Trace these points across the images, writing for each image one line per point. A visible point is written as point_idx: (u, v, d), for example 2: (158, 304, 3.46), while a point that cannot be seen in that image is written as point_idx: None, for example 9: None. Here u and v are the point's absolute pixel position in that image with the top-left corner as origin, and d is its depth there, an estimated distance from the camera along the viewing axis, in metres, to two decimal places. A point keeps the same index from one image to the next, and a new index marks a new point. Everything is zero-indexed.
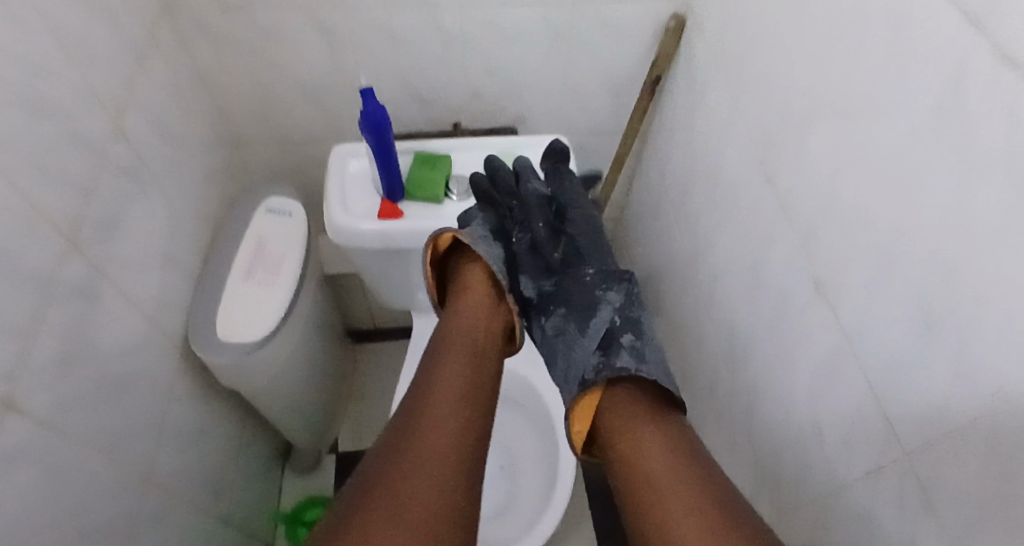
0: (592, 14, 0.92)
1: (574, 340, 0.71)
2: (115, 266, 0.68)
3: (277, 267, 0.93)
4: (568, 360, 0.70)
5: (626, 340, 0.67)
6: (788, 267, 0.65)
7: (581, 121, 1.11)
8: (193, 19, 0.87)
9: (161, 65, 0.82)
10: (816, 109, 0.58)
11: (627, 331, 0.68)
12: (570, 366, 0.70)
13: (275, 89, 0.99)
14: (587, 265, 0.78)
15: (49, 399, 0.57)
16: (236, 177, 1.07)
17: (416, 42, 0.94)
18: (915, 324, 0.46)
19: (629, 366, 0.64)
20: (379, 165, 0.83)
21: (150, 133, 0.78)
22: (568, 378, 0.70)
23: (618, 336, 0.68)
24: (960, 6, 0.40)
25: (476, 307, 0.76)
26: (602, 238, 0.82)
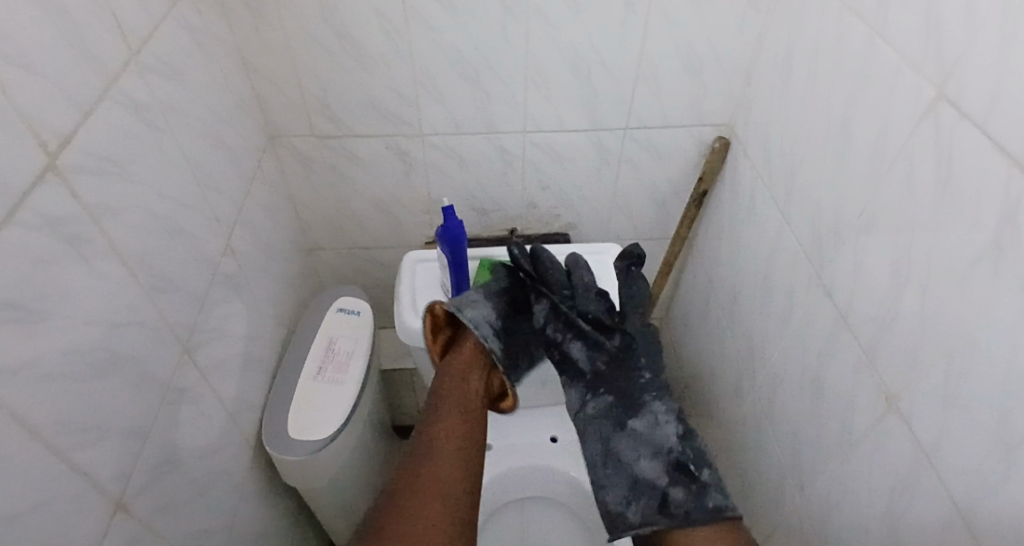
0: (642, 138, 1.02)
1: (629, 442, 0.82)
2: (211, 367, 0.74)
3: (345, 364, 0.97)
4: (627, 463, 0.81)
5: (704, 475, 0.76)
6: (854, 377, 0.66)
7: (629, 229, 1.18)
8: (291, 145, 0.99)
9: (261, 185, 0.93)
10: (870, 231, 0.63)
11: (703, 466, 0.77)
12: (629, 469, 0.81)
13: (352, 203, 1.09)
14: (642, 367, 0.86)
15: (150, 497, 0.60)
16: (308, 279, 1.16)
17: (482, 162, 1.04)
18: (996, 442, 0.47)
19: (719, 505, 0.73)
20: (451, 272, 0.90)
21: (249, 245, 0.87)
22: (635, 485, 0.80)
23: (696, 469, 0.77)
24: (1006, 153, 0.45)
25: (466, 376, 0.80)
26: (651, 339, 0.90)
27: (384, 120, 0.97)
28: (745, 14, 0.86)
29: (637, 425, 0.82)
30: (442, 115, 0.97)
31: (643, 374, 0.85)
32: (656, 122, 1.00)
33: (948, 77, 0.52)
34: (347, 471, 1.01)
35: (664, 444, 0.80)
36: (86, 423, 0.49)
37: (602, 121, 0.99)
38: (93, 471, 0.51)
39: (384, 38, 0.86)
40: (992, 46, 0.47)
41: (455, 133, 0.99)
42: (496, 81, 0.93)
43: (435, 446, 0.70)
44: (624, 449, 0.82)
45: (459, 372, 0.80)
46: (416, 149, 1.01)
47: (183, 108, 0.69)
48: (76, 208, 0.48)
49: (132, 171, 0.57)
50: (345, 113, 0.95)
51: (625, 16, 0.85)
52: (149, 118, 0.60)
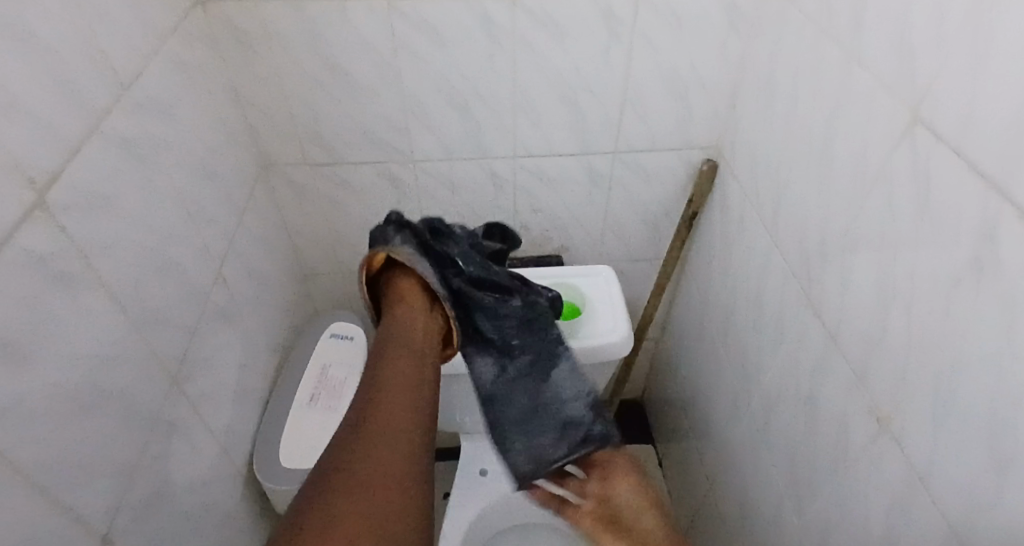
0: (631, 160, 1.03)
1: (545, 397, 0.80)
2: (201, 398, 0.73)
3: (338, 392, 0.96)
4: (540, 413, 0.79)
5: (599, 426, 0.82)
6: (847, 398, 0.66)
7: (621, 251, 1.18)
8: (284, 175, 1.01)
9: (254, 214, 0.94)
10: (855, 252, 0.64)
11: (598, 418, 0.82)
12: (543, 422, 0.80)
13: (345, 230, 1.10)
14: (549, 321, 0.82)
15: (139, 534, 0.59)
16: (302, 306, 1.16)
17: (473, 187, 1.05)
18: (988, 463, 0.46)
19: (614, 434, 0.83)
20: None
21: (241, 274, 0.87)
22: (530, 437, 0.79)
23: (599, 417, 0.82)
24: (982, 175, 0.46)
25: (415, 328, 0.67)
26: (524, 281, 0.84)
27: (376, 147, 0.98)
28: (727, 40, 0.88)
29: (551, 379, 0.81)
30: (432, 141, 0.98)
31: (550, 327, 0.82)
32: (644, 145, 1.01)
33: (921, 101, 0.53)
34: None
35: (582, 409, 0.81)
36: (73, 460, 0.49)
37: (591, 145, 1.00)
38: (81, 508, 0.50)
39: (373, 69, 0.88)
40: (962, 71, 0.48)
41: (446, 159, 1.01)
42: (485, 108, 0.94)
43: (394, 361, 0.60)
44: (546, 399, 0.80)
45: (400, 314, 0.68)
46: (408, 176, 1.02)
47: (174, 141, 0.69)
48: (64, 245, 0.49)
49: (122, 207, 0.58)
50: (337, 141, 0.97)
51: (609, 43, 0.87)
52: (139, 152, 0.61)
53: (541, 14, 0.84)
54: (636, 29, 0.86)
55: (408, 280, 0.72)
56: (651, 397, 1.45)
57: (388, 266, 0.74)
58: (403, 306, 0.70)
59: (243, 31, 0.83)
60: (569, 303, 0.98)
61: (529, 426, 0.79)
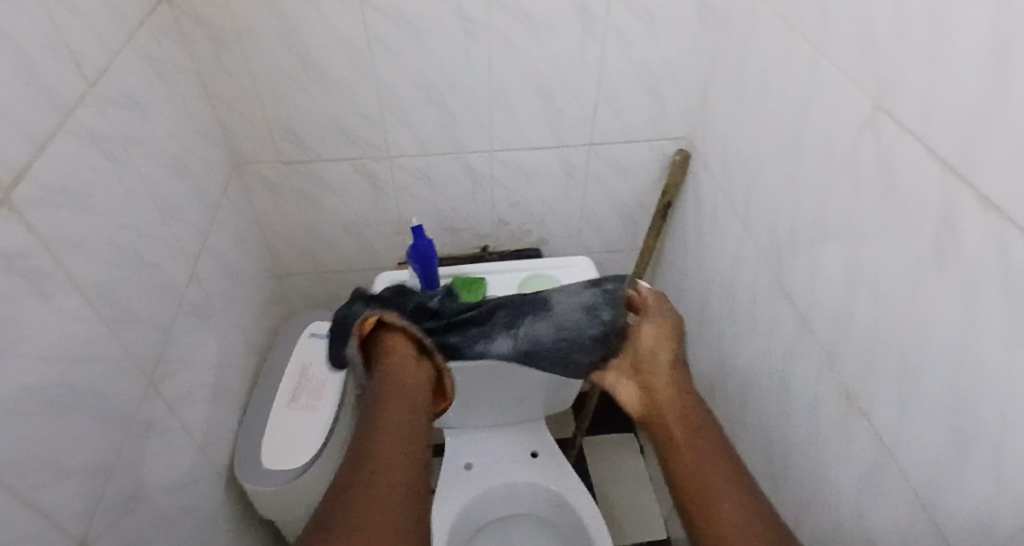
0: (606, 153, 1.05)
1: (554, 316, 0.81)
2: (178, 399, 0.72)
3: (319, 390, 0.95)
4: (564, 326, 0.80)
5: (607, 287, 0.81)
6: (818, 379, 0.68)
7: (598, 243, 1.20)
8: (257, 173, 0.99)
9: (227, 213, 0.92)
10: (823, 237, 0.66)
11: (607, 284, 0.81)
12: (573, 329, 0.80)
13: (321, 228, 1.09)
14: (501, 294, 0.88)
15: (115, 539, 0.58)
16: (279, 305, 1.15)
17: (450, 182, 1.05)
18: (952, 432, 0.49)
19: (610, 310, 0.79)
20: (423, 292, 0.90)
21: (215, 272, 0.86)
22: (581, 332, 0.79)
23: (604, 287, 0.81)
24: (941, 160, 0.48)
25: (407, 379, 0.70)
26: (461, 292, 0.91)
27: (351, 143, 0.97)
28: (697, 33, 0.90)
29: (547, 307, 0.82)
30: (408, 136, 0.98)
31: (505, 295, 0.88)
32: (619, 138, 1.02)
33: (883, 90, 0.55)
34: None
35: (585, 328, 0.79)
36: (45, 464, 0.48)
37: (566, 138, 1.01)
38: (55, 512, 0.49)
39: (347, 64, 0.87)
40: (922, 60, 0.50)
41: (422, 154, 1.00)
42: (461, 103, 0.94)
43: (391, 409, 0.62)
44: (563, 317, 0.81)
45: (393, 365, 0.71)
46: (384, 171, 1.02)
47: (144, 138, 0.68)
48: (29, 242, 0.47)
49: (92, 205, 0.56)
50: (311, 137, 0.96)
51: (582, 37, 0.88)
52: (107, 149, 0.60)
53: (514, 8, 0.84)
54: (608, 23, 0.87)
55: (396, 334, 0.76)
56: None
57: (372, 331, 0.77)
58: (393, 356, 0.73)
59: (212, 26, 0.81)
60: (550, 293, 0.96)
61: (576, 344, 0.80)
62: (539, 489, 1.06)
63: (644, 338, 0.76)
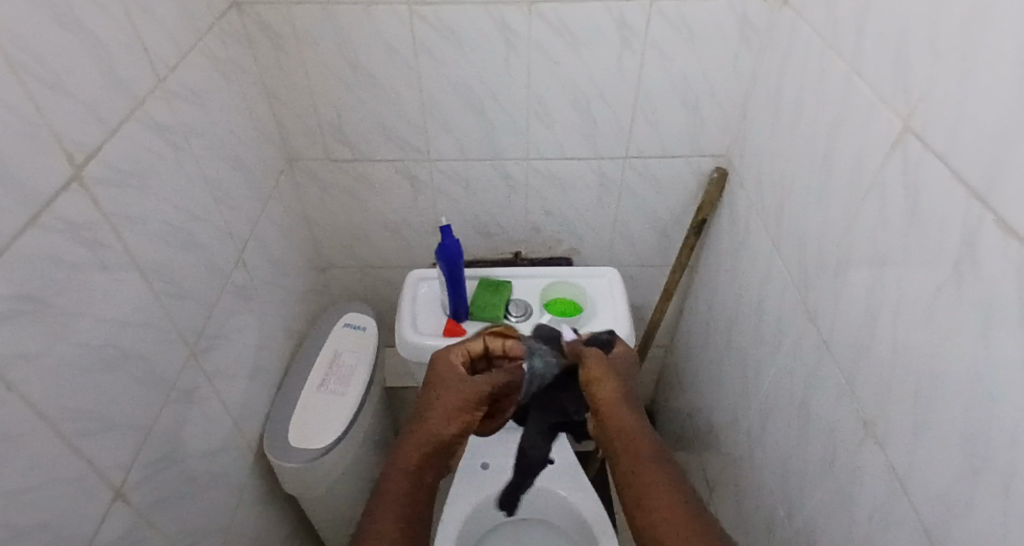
0: (641, 167, 1.05)
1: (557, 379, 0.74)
2: (217, 372, 0.78)
3: (347, 378, 1.00)
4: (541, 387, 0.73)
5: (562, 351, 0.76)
6: (837, 405, 0.67)
7: (630, 255, 1.21)
8: (308, 169, 1.06)
9: (277, 204, 0.99)
10: (848, 259, 0.65)
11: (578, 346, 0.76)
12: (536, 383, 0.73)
13: (363, 224, 1.15)
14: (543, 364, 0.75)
15: (150, 491, 0.63)
16: (320, 296, 1.22)
17: (486, 187, 1.09)
18: (963, 464, 0.47)
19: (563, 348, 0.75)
20: (448, 290, 0.89)
21: (262, 259, 0.93)
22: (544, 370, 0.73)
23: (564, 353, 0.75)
24: (965, 185, 0.47)
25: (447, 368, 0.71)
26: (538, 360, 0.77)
27: (395, 146, 1.03)
28: (739, 50, 0.90)
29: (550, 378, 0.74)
30: (449, 141, 1.02)
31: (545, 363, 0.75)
32: (655, 152, 1.03)
33: (913, 113, 0.54)
34: (345, 484, 1.02)
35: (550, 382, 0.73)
36: (93, 415, 0.53)
37: (603, 150, 1.03)
38: (96, 460, 0.54)
39: (395, 69, 0.92)
40: (951, 82, 0.49)
41: (462, 159, 1.04)
42: (501, 111, 0.98)
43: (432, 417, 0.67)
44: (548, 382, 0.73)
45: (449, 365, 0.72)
46: (425, 174, 1.07)
47: (205, 130, 0.75)
48: (96, 216, 0.53)
49: (152, 185, 0.62)
50: (357, 137, 1.01)
51: (621, 51, 0.90)
52: (171, 137, 0.66)
53: (556, 21, 0.87)
54: (649, 38, 0.88)
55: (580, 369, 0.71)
56: (658, 403, 1.46)
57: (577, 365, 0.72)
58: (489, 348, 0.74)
59: (274, 31, 0.88)
60: (571, 301, 0.95)
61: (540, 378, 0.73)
62: (554, 495, 1.07)
63: (593, 371, 0.69)
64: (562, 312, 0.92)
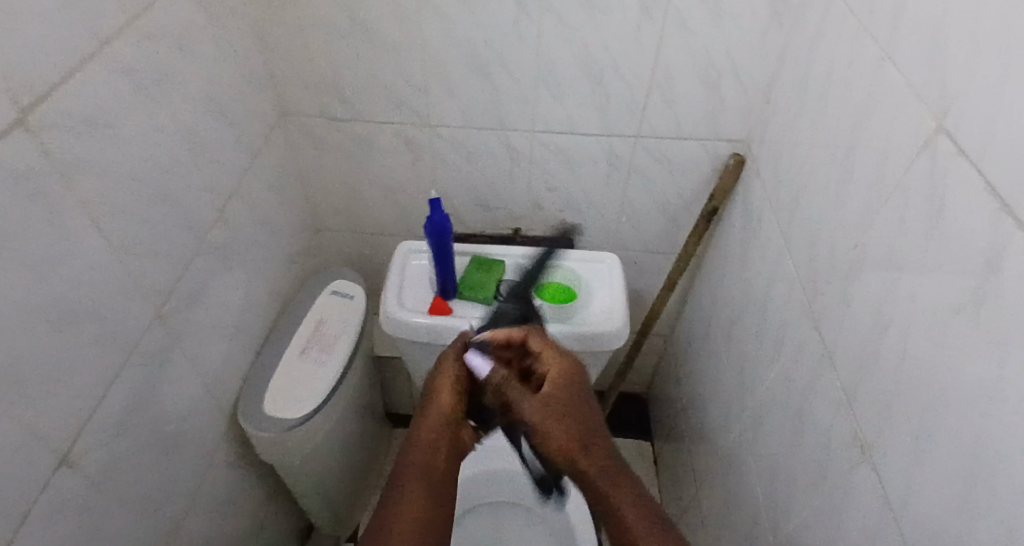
0: (653, 147, 0.99)
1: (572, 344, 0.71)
2: (188, 334, 0.75)
3: (331, 347, 0.98)
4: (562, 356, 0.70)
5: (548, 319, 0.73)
6: (832, 422, 0.62)
7: (634, 240, 1.15)
8: (302, 126, 1.01)
9: (267, 161, 0.95)
10: (861, 267, 0.59)
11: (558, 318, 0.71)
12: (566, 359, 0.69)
13: (358, 188, 1.11)
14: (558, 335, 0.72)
15: (103, 454, 0.61)
16: (313, 259, 1.19)
17: (488, 157, 1.04)
18: (959, 507, 0.43)
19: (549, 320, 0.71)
20: (436, 265, 0.84)
21: (246, 217, 0.89)
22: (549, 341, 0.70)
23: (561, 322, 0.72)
24: (996, 195, 0.41)
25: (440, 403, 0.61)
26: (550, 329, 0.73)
27: (394, 108, 0.97)
28: (768, 28, 0.82)
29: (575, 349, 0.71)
30: (450, 106, 0.96)
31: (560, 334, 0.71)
32: (669, 132, 0.96)
33: (948, 108, 0.48)
34: (322, 454, 1.00)
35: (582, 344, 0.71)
36: (37, 375, 0.50)
37: (613, 127, 0.97)
38: (40, 422, 0.51)
39: (395, 24, 0.86)
40: (994, 72, 0.42)
41: (463, 127, 0.99)
42: (505, 77, 0.91)
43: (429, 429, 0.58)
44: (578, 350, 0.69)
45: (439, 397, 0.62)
46: (423, 140, 1.02)
47: (184, 77, 0.70)
48: (43, 163, 0.49)
49: (118, 134, 0.58)
50: (354, 96, 0.96)
51: (639, 20, 0.83)
52: (142, 83, 0.62)
53: None
54: (670, 8, 0.81)
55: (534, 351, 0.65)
56: (653, 393, 1.43)
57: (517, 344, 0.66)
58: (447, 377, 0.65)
59: None
60: (566, 287, 0.90)
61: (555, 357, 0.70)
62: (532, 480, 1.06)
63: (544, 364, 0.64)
64: (556, 298, 0.87)
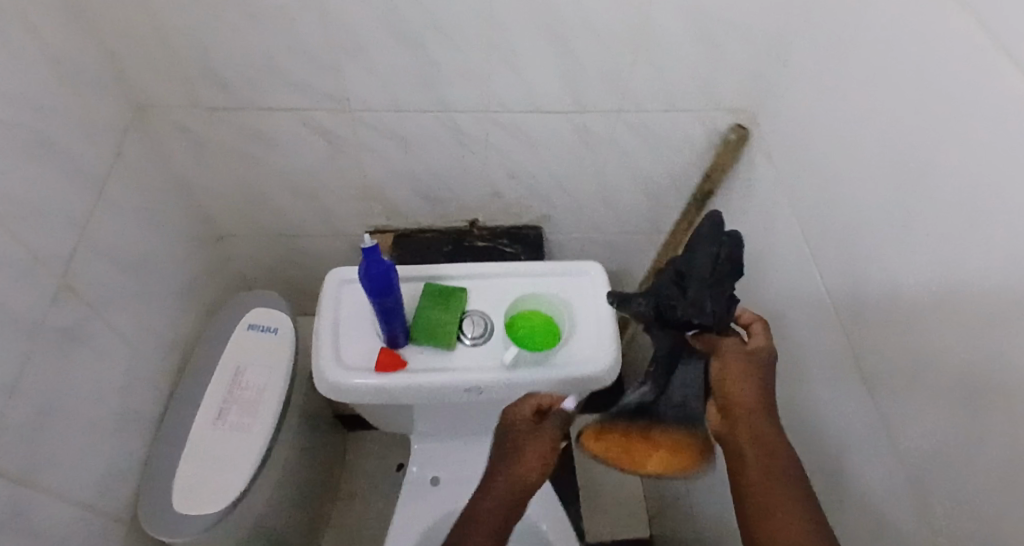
0: (636, 123, 0.79)
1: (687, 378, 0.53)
2: (43, 466, 0.55)
3: (254, 404, 0.79)
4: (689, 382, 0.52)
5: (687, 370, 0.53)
6: (885, 509, 0.51)
7: (611, 223, 0.99)
8: (169, 120, 0.74)
9: (129, 181, 0.70)
10: (934, 329, 0.44)
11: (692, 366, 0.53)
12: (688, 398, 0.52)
13: (265, 189, 0.87)
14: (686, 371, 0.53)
15: None
16: (219, 275, 0.96)
17: (430, 145, 0.81)
18: None
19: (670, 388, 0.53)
20: (381, 320, 0.65)
21: (107, 268, 0.65)
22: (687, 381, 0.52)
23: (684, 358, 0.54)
24: None
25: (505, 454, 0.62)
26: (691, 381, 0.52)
27: (297, 93, 0.72)
28: None
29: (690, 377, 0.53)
30: (370, 87, 0.72)
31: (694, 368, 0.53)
32: (658, 105, 0.76)
33: None
34: (253, 519, 0.84)
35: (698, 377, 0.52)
36: None
37: (588, 103, 0.76)
38: None
39: None
40: None
41: (394, 111, 0.76)
42: (445, 48, 0.67)
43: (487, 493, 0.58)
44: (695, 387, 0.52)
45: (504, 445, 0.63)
46: (342, 130, 0.78)
47: None
48: None
49: None
50: (239, 81, 0.70)
51: None
52: None
53: None
54: None
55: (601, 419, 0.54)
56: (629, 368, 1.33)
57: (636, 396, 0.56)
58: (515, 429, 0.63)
59: None
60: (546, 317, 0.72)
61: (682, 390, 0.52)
62: None
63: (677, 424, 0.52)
64: (532, 338, 0.69)
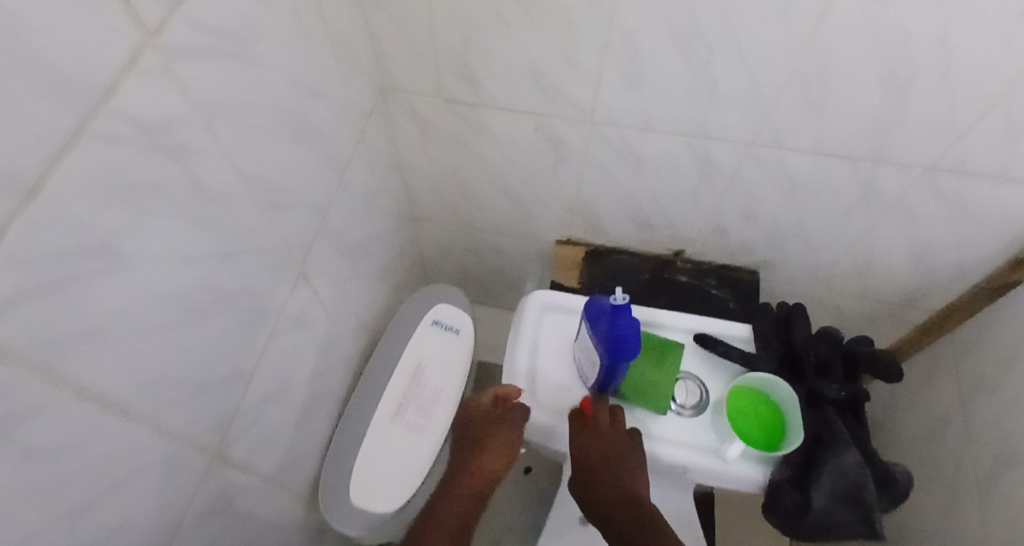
0: (946, 186, 0.62)
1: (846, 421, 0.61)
2: (258, 448, 0.54)
3: (430, 406, 0.77)
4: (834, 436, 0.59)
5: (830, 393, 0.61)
6: None
7: (851, 284, 0.82)
8: (407, 106, 0.71)
9: (363, 165, 0.68)
10: None
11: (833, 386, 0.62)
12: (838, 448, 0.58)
13: (475, 184, 0.83)
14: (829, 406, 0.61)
15: None
16: (407, 256, 0.95)
17: (666, 168, 0.71)
18: None
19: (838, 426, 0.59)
20: (599, 376, 0.59)
21: (333, 255, 0.64)
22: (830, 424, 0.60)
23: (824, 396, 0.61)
24: None
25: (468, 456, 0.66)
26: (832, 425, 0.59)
27: (545, 97, 0.64)
28: None
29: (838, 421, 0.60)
30: (626, 101, 0.62)
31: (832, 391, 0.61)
32: (988, 169, 0.59)
33: None
34: None
35: (833, 419, 0.60)
36: None
37: (892, 152, 0.60)
38: None
39: None
40: None
41: (643, 129, 0.66)
42: (738, 69, 0.55)
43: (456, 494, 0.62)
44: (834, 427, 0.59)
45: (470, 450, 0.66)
46: (574, 139, 0.70)
47: (255, 104, 0.41)
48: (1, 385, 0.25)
49: (135, 250, 0.32)
50: (490, 79, 0.64)
51: None
52: (178, 146, 0.34)
53: None
54: None
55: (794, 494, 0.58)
56: None
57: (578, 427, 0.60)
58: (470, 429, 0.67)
59: None
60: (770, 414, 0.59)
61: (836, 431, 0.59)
62: None
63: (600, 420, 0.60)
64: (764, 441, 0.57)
